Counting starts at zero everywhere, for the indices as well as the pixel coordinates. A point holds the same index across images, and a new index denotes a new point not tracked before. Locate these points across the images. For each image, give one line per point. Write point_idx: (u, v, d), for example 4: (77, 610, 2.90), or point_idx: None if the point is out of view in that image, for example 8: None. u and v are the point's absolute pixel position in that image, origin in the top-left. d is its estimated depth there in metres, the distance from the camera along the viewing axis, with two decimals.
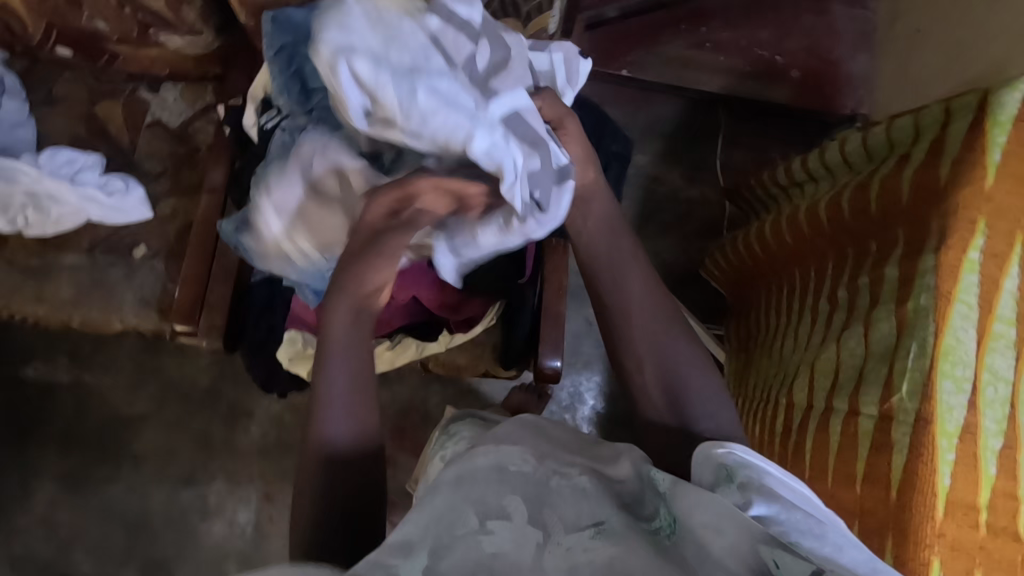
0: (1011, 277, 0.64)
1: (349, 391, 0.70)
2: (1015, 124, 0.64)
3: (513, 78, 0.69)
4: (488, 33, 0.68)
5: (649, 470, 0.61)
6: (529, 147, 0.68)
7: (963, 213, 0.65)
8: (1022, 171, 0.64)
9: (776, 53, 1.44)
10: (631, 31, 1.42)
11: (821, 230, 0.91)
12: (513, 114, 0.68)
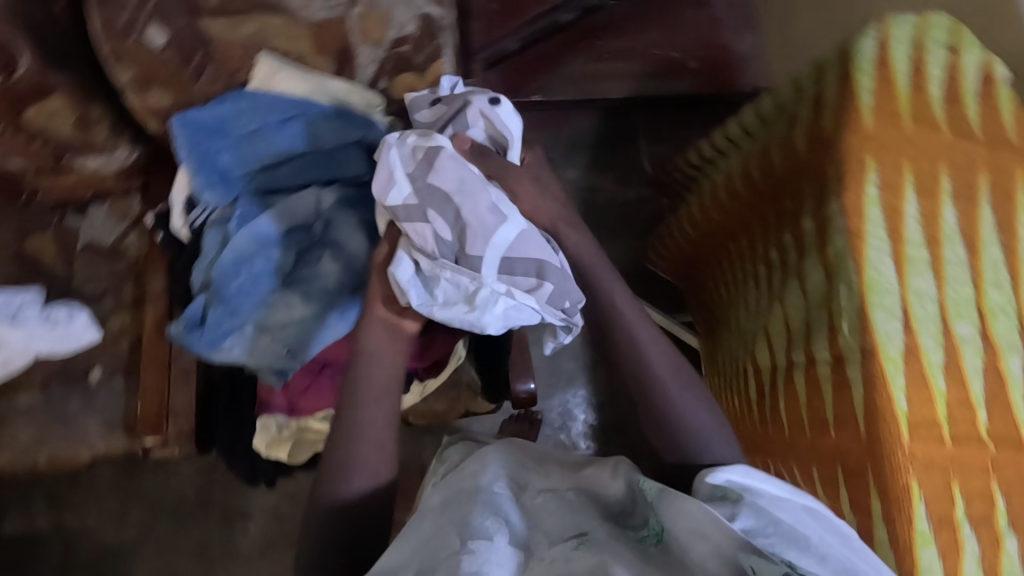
0: (910, 203, 0.70)
1: (371, 438, 0.70)
2: (876, 71, 0.71)
3: (483, 230, 0.69)
4: (439, 199, 0.69)
5: (638, 478, 0.63)
6: (537, 278, 0.71)
7: (853, 155, 0.70)
8: (892, 107, 0.71)
9: (669, 51, 1.46)
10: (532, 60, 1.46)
11: (741, 200, 0.96)
12: (503, 261, 0.70)
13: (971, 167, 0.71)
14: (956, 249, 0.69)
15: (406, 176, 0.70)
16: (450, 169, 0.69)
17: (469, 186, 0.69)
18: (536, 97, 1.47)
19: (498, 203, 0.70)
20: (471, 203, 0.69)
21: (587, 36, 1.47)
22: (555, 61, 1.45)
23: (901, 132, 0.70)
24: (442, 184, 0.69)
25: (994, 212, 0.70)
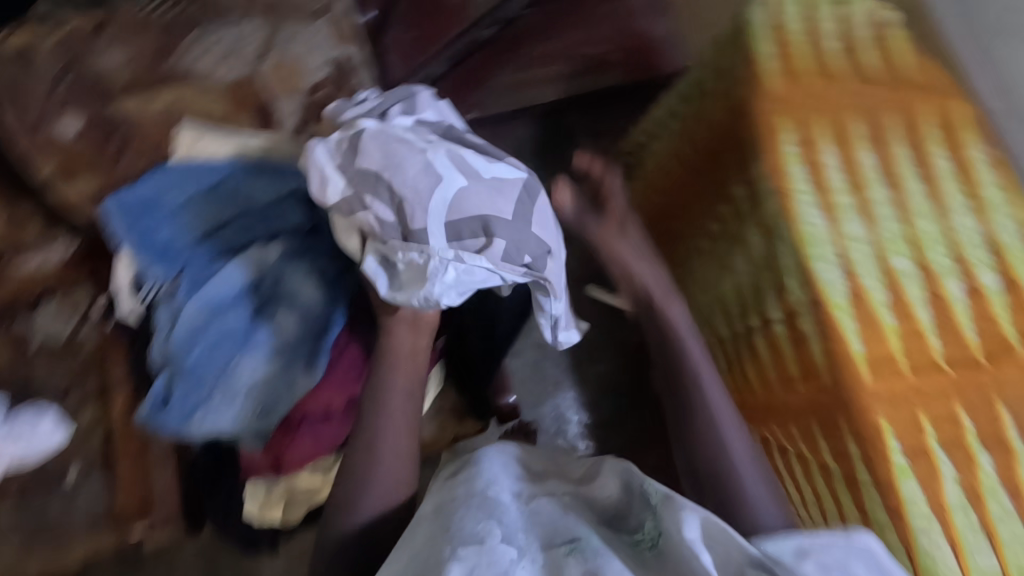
0: (828, 153, 0.72)
1: (397, 459, 0.72)
2: (768, 39, 0.76)
3: (418, 197, 0.63)
4: (370, 176, 0.64)
5: (642, 482, 0.62)
6: (488, 229, 0.65)
7: (765, 118, 0.73)
8: (789, 68, 0.75)
9: (591, 48, 1.48)
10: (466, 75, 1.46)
11: (677, 180, 0.99)
12: (448, 222, 0.64)
13: (878, 111, 0.74)
14: (879, 190, 0.71)
15: (336, 164, 0.65)
16: (376, 144, 0.65)
17: (399, 158, 0.65)
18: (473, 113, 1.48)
19: (433, 163, 0.65)
20: (403, 170, 0.64)
21: (513, 44, 1.47)
22: (487, 75, 1.47)
23: (805, 88, 0.74)
24: (372, 162, 0.65)
25: (908, 148, 0.73)
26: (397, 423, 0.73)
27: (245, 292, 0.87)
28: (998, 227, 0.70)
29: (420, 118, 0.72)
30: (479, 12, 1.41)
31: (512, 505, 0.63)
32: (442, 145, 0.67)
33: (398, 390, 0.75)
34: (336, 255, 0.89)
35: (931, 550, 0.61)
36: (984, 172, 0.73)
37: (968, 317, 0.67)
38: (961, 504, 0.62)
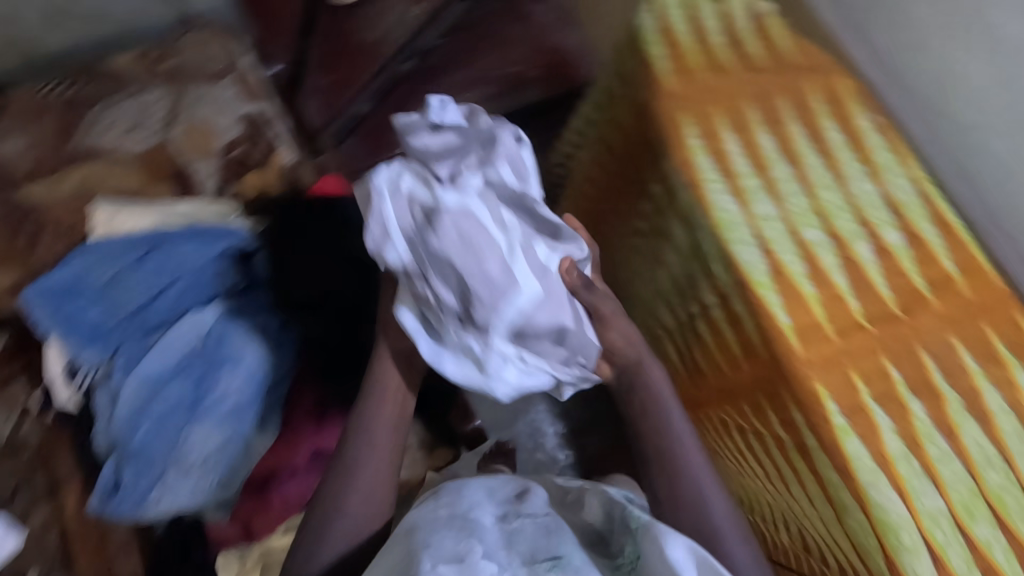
0: (730, 141, 0.76)
1: (365, 496, 0.71)
2: (660, 42, 0.80)
3: (492, 300, 0.62)
4: (435, 256, 0.63)
5: (627, 509, 0.66)
6: (548, 340, 0.67)
7: (668, 116, 0.77)
8: (683, 67, 0.79)
9: (510, 66, 1.38)
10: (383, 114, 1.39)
11: (603, 186, 1.03)
12: (511, 329, 0.64)
13: (770, 96, 0.78)
14: (783, 169, 0.75)
15: (403, 227, 0.63)
16: (450, 223, 0.62)
17: (471, 244, 0.62)
18: (400, 151, 1.41)
19: (507, 263, 0.63)
20: (477, 266, 0.62)
21: (430, 75, 1.40)
22: (409, 109, 1.38)
23: (700, 83, 0.78)
24: (444, 239, 0.62)
25: (802, 126, 0.78)
26: (373, 460, 0.72)
27: (188, 358, 0.85)
28: (892, 188, 0.75)
29: (490, 172, 0.67)
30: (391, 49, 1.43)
31: (494, 526, 0.64)
32: (515, 230, 0.65)
33: (380, 421, 0.74)
34: (272, 308, 0.90)
35: (884, 504, 0.62)
36: (873, 138, 0.78)
37: (879, 274, 0.71)
38: (903, 452, 0.64)
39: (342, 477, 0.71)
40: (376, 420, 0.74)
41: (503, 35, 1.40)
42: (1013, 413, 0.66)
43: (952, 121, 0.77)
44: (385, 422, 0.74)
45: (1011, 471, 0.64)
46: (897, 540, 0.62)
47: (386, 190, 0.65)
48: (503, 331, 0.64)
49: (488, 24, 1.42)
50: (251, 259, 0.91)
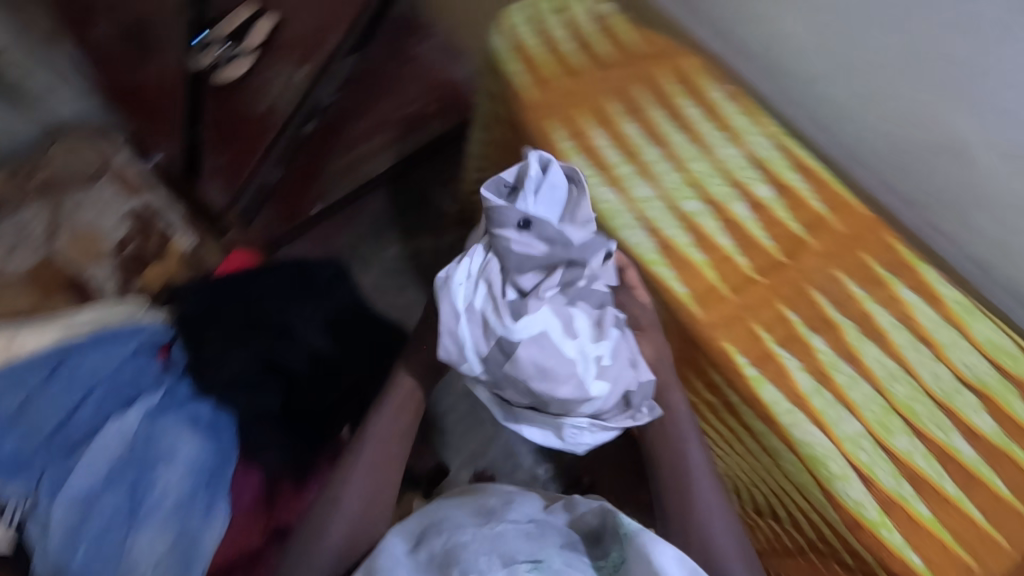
0: (597, 136, 0.80)
1: (361, 508, 0.69)
2: (515, 57, 0.85)
3: (560, 402, 0.64)
4: (511, 375, 0.63)
5: (615, 514, 0.66)
6: (612, 417, 0.68)
7: (537, 124, 0.81)
8: (540, 76, 0.83)
9: (405, 108, 1.48)
10: (293, 182, 1.43)
11: None
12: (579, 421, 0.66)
13: (625, 87, 0.83)
14: (651, 151, 0.80)
15: (482, 350, 0.63)
16: (528, 352, 0.61)
17: (547, 372, 0.62)
18: (313, 211, 1.42)
19: (575, 380, 0.62)
20: (552, 390, 0.63)
21: (332, 133, 1.45)
22: (317, 169, 1.44)
23: (558, 89, 0.82)
24: (522, 367, 0.62)
25: (660, 108, 0.82)
26: (375, 471, 0.72)
27: (117, 468, 0.82)
28: (753, 146, 0.80)
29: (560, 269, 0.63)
30: (286, 116, 1.40)
31: (478, 535, 0.63)
32: (588, 339, 0.64)
33: (389, 425, 0.75)
34: (196, 397, 0.88)
35: (808, 439, 0.65)
36: (727, 105, 0.83)
37: (758, 228, 0.75)
38: (814, 387, 0.68)
39: (342, 483, 0.70)
40: (388, 426, 0.74)
41: (395, 80, 1.49)
42: (903, 326, 0.71)
43: (789, 75, 0.83)
44: (392, 430, 0.74)
45: (915, 382, 0.68)
46: (826, 470, 0.65)
47: (458, 308, 0.63)
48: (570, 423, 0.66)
49: (379, 74, 1.48)
50: (169, 349, 0.92)
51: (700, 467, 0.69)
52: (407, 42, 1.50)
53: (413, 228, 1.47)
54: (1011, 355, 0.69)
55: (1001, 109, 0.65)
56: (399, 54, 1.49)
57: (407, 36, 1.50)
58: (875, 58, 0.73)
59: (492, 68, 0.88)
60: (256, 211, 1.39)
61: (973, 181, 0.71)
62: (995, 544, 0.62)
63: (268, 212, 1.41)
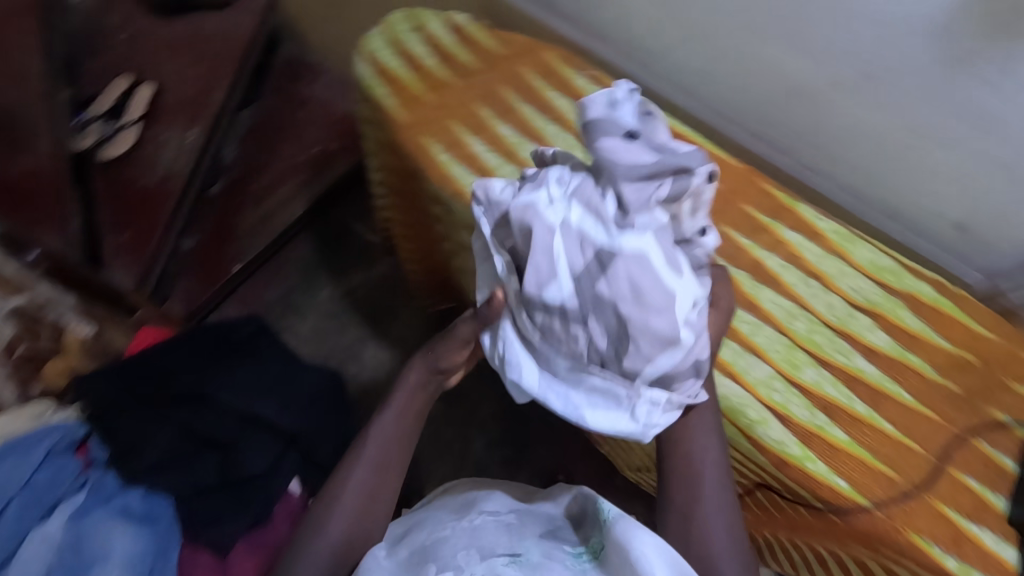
0: (473, 142, 0.81)
1: (359, 509, 0.61)
2: (381, 81, 0.85)
3: (648, 347, 0.51)
4: (594, 300, 0.51)
5: (596, 498, 0.63)
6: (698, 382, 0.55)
7: (414, 142, 0.81)
8: (409, 95, 0.84)
9: (311, 148, 1.42)
10: (207, 244, 1.34)
11: (412, 230, 1.06)
12: (660, 377, 0.53)
13: (492, 90, 0.84)
14: (528, 147, 0.81)
15: (570, 263, 0.51)
16: (617, 268, 0.50)
17: (631, 302, 0.50)
18: (234, 269, 1.34)
19: (669, 314, 0.50)
20: (636, 321, 0.50)
21: (237, 190, 1.38)
22: (229, 229, 1.35)
23: (427, 105, 0.83)
24: (605, 288, 0.51)
25: (529, 103, 0.84)
26: (378, 468, 0.63)
27: None
28: None
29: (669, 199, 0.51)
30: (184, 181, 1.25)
31: (458, 528, 0.63)
32: (686, 273, 0.52)
33: (392, 428, 0.65)
34: (125, 486, 0.85)
35: (724, 391, 0.67)
36: (593, 90, 0.85)
37: None
38: None
39: (340, 482, 0.62)
40: (396, 417, 0.66)
41: (292, 123, 1.44)
42: (791, 266, 0.74)
43: (646, 49, 0.86)
44: (396, 432, 0.65)
45: (811, 315, 0.71)
46: (745, 416, 0.66)
47: (550, 217, 0.52)
48: (651, 376, 0.52)
49: (270, 119, 1.45)
50: (88, 445, 0.88)
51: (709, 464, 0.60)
52: (296, 83, 1.48)
53: (342, 266, 1.50)
54: (892, 271, 0.73)
55: (826, 46, 0.69)
56: (293, 99, 1.47)
57: (292, 81, 1.49)
58: (709, 21, 0.76)
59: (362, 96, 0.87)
60: (169, 285, 1.29)
61: (824, 117, 0.75)
62: (910, 452, 0.64)
63: (186, 283, 1.30)
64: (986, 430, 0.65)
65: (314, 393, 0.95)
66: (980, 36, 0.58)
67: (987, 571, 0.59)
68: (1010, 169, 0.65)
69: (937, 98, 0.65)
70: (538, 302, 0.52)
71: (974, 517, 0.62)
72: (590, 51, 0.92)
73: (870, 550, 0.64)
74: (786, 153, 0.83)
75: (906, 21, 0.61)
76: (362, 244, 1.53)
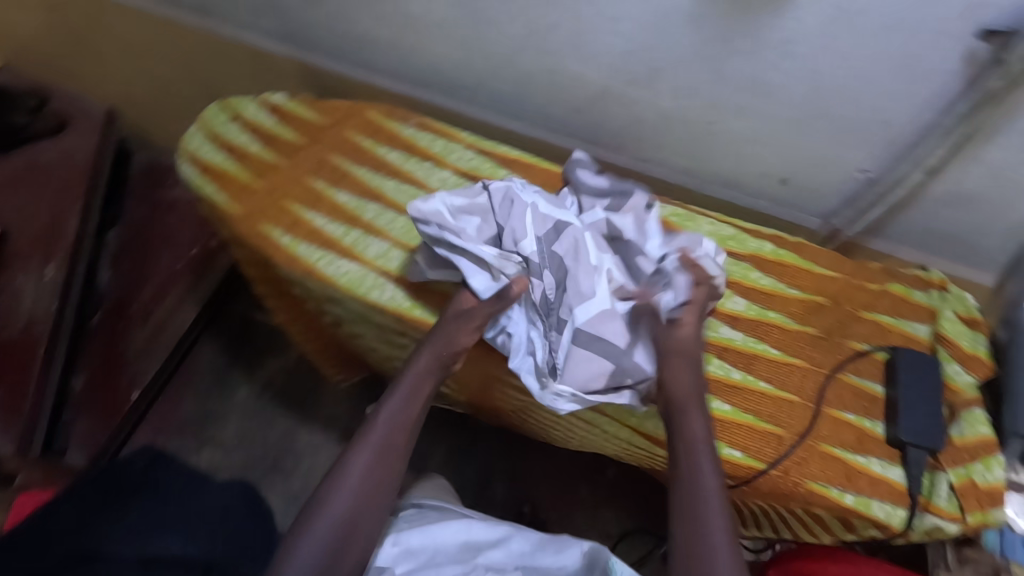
0: (314, 216, 0.80)
1: (362, 494, 0.63)
2: (206, 178, 0.82)
3: (580, 299, 0.65)
4: (549, 258, 0.67)
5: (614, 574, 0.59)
6: (626, 359, 0.64)
7: (252, 232, 0.79)
8: (237, 186, 0.82)
9: (190, 252, 1.26)
10: (95, 377, 1.16)
11: (291, 319, 1.00)
12: (585, 333, 0.64)
13: (323, 161, 0.84)
14: (370, 207, 0.81)
15: (535, 230, 0.68)
16: (566, 237, 0.68)
17: (576, 265, 0.66)
18: (134, 394, 1.18)
19: (593, 279, 0.66)
20: (573, 277, 0.66)
21: (120, 311, 1.20)
22: (118, 358, 1.18)
23: (259, 192, 0.81)
24: (559, 249, 0.68)
25: (361, 164, 0.84)
26: (382, 451, 0.65)
27: None
28: (458, 162, 0.83)
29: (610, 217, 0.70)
30: (52, 323, 1.08)
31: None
32: (612, 261, 0.67)
33: (395, 418, 0.67)
34: None
35: None
36: (422, 137, 0.86)
37: None
38: None
39: (347, 463, 0.64)
40: (403, 402, 0.67)
41: (163, 231, 1.29)
42: None
43: (462, 85, 0.88)
44: (403, 418, 0.67)
45: None
46: (630, 415, 0.69)
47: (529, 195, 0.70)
48: (578, 327, 0.64)
49: (143, 235, 1.28)
50: None
51: (714, 492, 0.59)
52: (161, 185, 1.34)
53: (253, 358, 1.34)
54: (734, 238, 0.76)
55: (609, 54, 0.72)
56: (158, 203, 1.32)
57: (156, 185, 1.34)
58: (505, 50, 0.79)
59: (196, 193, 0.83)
60: (63, 434, 1.11)
61: (635, 113, 0.79)
62: (789, 404, 0.67)
63: (83, 429, 1.12)
64: (850, 362, 0.69)
65: (232, 509, 0.88)
66: (725, 19, 0.62)
67: (882, 497, 0.62)
68: (800, 123, 0.70)
69: (716, 77, 0.69)
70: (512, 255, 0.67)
71: (860, 448, 0.65)
72: (416, 98, 0.94)
73: (777, 502, 0.66)
74: (620, 151, 0.86)
75: (663, 18, 0.65)
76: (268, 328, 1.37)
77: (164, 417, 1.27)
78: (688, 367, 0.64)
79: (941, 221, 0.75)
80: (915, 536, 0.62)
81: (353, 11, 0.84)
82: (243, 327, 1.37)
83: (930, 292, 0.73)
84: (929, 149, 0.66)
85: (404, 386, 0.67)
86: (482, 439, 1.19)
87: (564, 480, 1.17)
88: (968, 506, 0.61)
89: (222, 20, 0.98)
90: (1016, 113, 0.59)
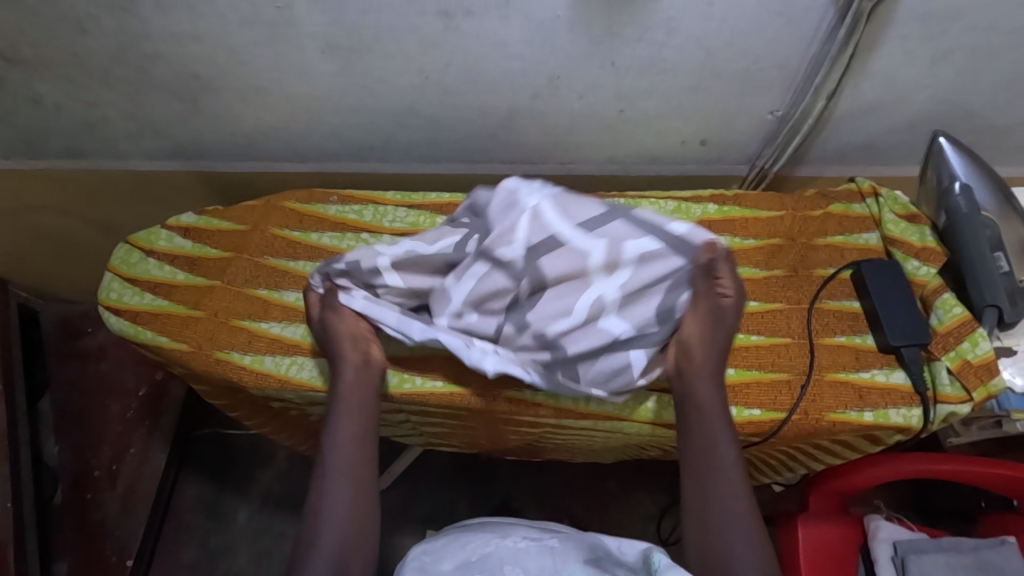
0: (270, 325, 0.76)
1: (349, 517, 0.62)
2: (138, 324, 0.76)
3: (551, 302, 0.62)
4: (530, 267, 0.61)
5: (652, 553, 0.53)
6: (574, 358, 0.63)
7: (210, 362, 0.74)
8: (175, 321, 0.77)
9: (137, 393, 1.17)
10: (85, 557, 1.06)
11: (278, 433, 0.94)
12: (549, 340, 0.63)
13: (257, 268, 0.80)
14: None
15: (527, 236, 0.61)
16: (558, 254, 0.61)
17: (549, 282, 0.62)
18: (129, 559, 1.06)
19: (585, 296, 0.61)
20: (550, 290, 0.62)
21: (84, 482, 1.11)
22: (100, 530, 1.08)
23: (201, 321, 0.76)
24: (545, 265, 0.61)
25: (297, 257, 0.81)
26: (347, 472, 0.64)
27: None
28: (393, 224, 0.82)
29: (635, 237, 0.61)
30: (12, 523, 0.95)
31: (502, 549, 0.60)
32: (616, 286, 0.61)
33: (349, 435, 0.65)
34: None
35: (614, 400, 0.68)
36: (347, 211, 0.84)
37: None
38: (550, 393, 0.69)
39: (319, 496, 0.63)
40: (348, 424, 0.66)
41: (102, 380, 1.17)
42: None
43: (368, 148, 0.87)
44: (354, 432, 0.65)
45: None
46: (649, 410, 0.69)
47: (535, 198, 0.62)
48: (540, 334, 0.63)
49: (83, 394, 1.16)
50: None
51: (722, 455, 0.62)
52: (78, 334, 1.21)
53: (241, 476, 1.21)
54: (679, 210, 0.78)
55: (505, 77, 0.72)
56: (81, 352, 1.20)
57: (75, 339, 1.21)
58: (403, 104, 0.78)
59: (131, 340, 0.77)
60: None
61: (548, 122, 0.79)
62: (785, 347, 0.69)
63: None
64: (823, 289, 0.72)
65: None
66: (603, 16, 0.64)
67: (896, 404, 0.65)
68: (702, 89, 0.73)
69: (612, 70, 0.71)
70: (490, 258, 0.62)
71: (860, 365, 0.68)
72: (329, 172, 0.92)
73: (804, 441, 0.68)
74: (545, 161, 0.87)
75: (547, 32, 0.66)
76: (249, 441, 1.24)
77: (168, 568, 1.15)
78: (699, 340, 0.64)
79: (851, 134, 0.80)
80: (936, 427, 0.65)
81: (234, 110, 0.81)
82: (220, 448, 1.24)
83: (867, 201, 0.77)
84: (823, 78, 0.70)
85: (342, 403, 0.66)
86: (501, 472, 1.16)
87: (593, 482, 1.15)
88: (971, 384, 0.65)
89: (97, 156, 0.91)
90: (888, 23, 0.64)
